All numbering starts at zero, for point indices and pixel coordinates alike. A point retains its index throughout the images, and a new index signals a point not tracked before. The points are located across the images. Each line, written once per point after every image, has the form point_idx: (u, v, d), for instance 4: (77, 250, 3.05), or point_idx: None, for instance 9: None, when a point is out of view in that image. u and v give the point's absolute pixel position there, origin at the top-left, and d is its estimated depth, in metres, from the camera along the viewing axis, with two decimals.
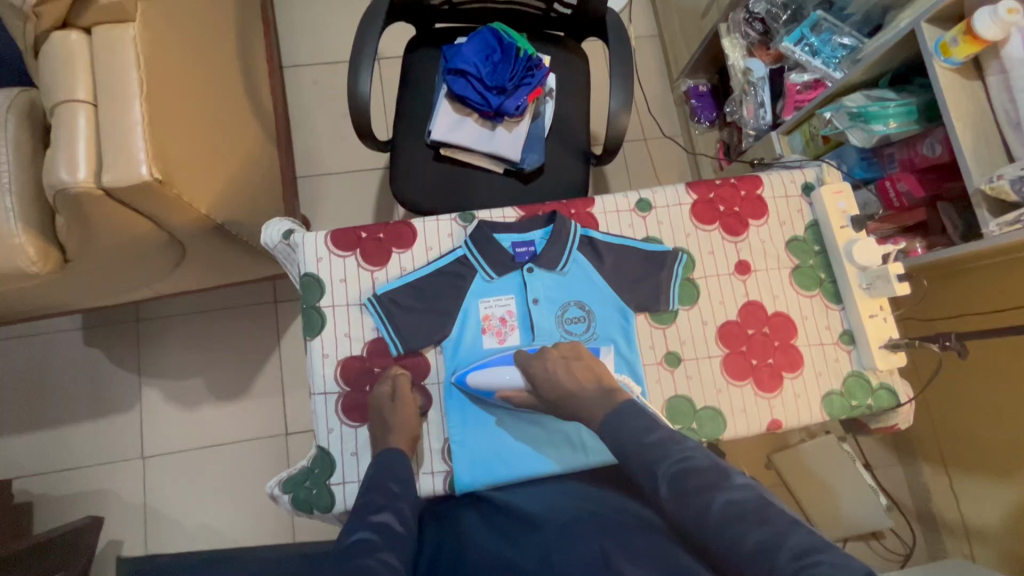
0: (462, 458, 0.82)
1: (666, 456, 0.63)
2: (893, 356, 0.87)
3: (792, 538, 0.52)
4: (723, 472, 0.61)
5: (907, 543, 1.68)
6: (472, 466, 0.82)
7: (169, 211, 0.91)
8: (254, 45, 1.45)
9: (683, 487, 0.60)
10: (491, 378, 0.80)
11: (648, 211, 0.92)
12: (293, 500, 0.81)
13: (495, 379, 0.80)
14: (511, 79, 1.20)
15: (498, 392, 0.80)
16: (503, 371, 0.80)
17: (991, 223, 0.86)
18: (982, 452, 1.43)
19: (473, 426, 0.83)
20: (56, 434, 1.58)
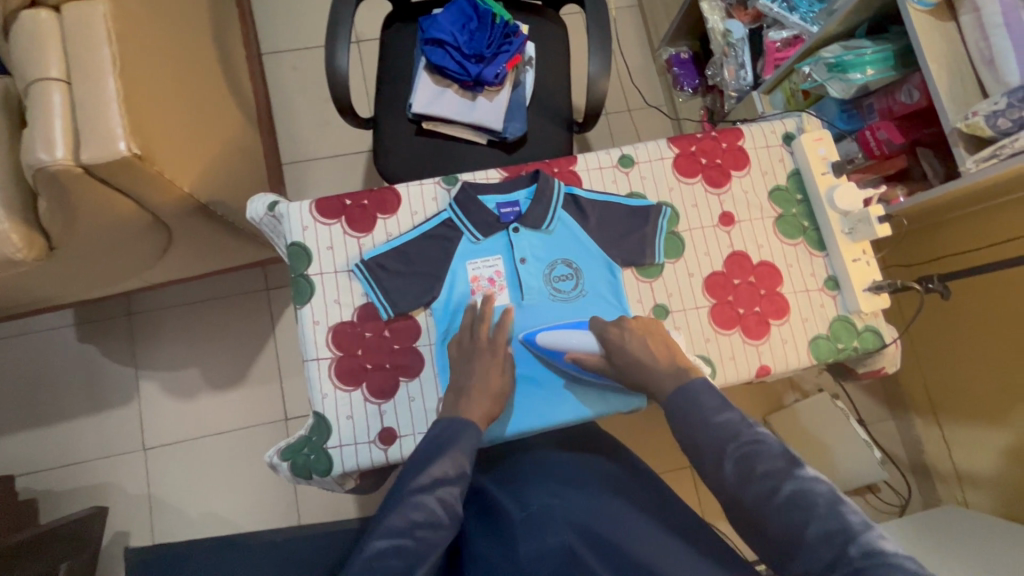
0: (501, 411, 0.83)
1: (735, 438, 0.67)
2: (877, 298, 0.88)
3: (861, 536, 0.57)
4: (793, 462, 0.64)
5: (902, 493, 1.72)
6: (504, 416, 0.83)
7: (152, 190, 0.91)
8: (229, 28, 1.43)
9: (750, 468, 0.64)
10: (561, 339, 0.82)
11: (630, 166, 0.92)
12: (292, 466, 0.81)
13: (565, 341, 0.82)
14: (489, 47, 1.19)
15: (567, 353, 0.82)
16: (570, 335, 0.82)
17: (968, 160, 0.86)
18: (971, 399, 1.46)
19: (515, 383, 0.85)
20: (56, 431, 1.59)
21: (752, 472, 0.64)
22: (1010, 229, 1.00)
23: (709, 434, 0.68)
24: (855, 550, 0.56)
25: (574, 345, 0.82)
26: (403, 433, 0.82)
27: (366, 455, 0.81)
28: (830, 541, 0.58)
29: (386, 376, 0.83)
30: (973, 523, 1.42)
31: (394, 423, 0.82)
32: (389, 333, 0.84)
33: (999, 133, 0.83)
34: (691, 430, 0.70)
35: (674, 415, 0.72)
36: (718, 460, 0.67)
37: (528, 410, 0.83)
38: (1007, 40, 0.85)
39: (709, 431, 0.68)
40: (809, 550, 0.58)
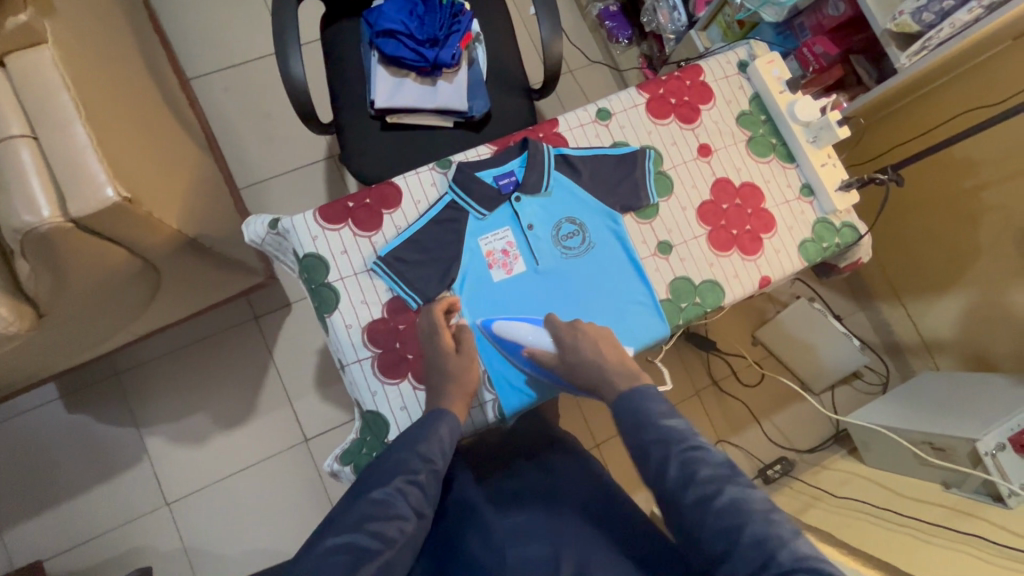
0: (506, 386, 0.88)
1: (676, 443, 0.74)
2: (849, 196, 0.97)
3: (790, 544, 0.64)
4: (731, 469, 0.72)
5: (882, 374, 1.90)
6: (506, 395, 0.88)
7: (143, 234, 0.88)
8: (157, 57, 1.36)
9: (692, 471, 0.72)
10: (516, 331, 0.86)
11: (609, 118, 0.97)
12: (356, 469, 0.86)
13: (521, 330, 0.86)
14: (441, 28, 1.20)
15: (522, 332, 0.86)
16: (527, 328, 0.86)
17: (902, 57, 0.95)
18: (927, 273, 1.65)
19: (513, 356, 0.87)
20: (68, 507, 1.53)
21: (708, 522, 0.68)
22: (975, 99, 1.10)
23: (656, 437, 0.75)
24: (784, 554, 0.63)
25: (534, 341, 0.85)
26: None
27: None
28: (760, 545, 0.65)
29: None
30: (949, 380, 1.61)
31: None
32: None
33: (924, 27, 0.91)
34: (641, 429, 0.77)
35: (620, 416, 0.80)
36: (663, 464, 0.74)
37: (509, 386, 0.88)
38: None
39: (695, 506, 0.70)
40: (741, 554, 0.65)
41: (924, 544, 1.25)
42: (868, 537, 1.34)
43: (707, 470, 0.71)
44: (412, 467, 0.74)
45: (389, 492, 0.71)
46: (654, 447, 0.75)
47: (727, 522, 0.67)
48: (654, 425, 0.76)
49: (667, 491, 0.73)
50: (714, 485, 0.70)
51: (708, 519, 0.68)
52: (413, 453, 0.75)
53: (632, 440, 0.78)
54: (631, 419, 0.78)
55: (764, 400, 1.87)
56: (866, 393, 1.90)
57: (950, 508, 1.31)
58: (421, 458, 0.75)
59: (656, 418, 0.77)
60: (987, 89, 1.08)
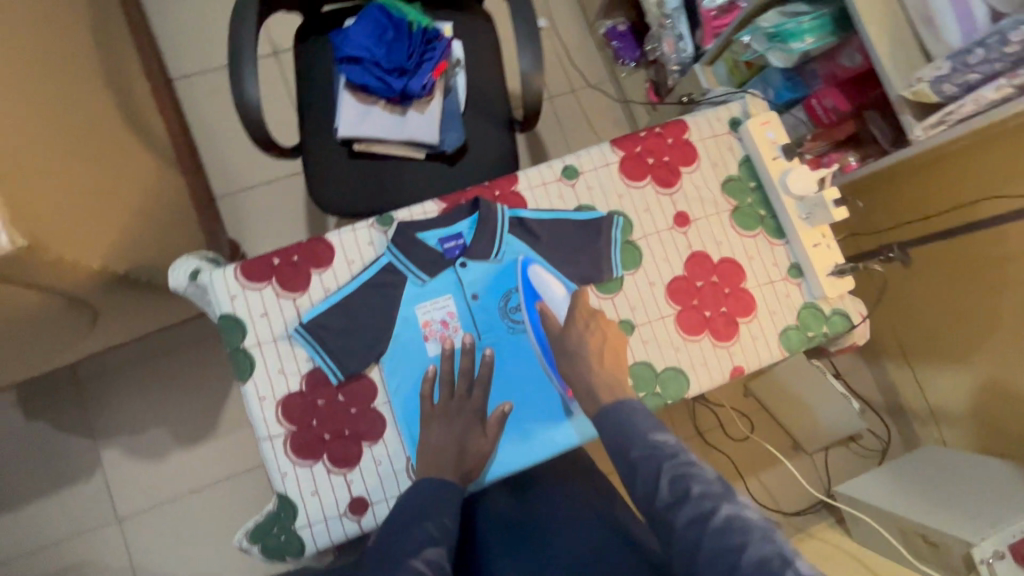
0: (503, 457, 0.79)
1: (664, 457, 0.63)
2: (841, 282, 0.86)
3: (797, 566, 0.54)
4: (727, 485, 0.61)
5: (883, 438, 1.77)
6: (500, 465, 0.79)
7: (56, 276, 0.81)
8: (124, 63, 1.30)
9: (682, 489, 0.61)
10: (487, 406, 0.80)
11: (575, 177, 0.87)
12: (264, 549, 0.77)
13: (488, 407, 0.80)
14: (410, 58, 1.10)
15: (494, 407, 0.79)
16: (559, 286, 0.80)
17: (916, 128, 0.83)
18: (941, 340, 1.51)
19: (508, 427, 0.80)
20: (19, 515, 1.50)
21: (702, 544, 0.57)
22: (988, 180, 0.99)
23: (643, 452, 0.65)
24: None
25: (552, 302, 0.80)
26: (374, 500, 0.77)
27: (338, 529, 0.76)
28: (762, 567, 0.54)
29: (347, 444, 0.77)
30: (954, 459, 1.48)
31: (363, 490, 0.77)
32: (343, 397, 0.78)
33: (944, 98, 0.79)
34: (625, 452, 0.66)
35: (604, 432, 0.70)
36: (653, 477, 0.63)
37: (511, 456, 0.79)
38: None
39: (688, 527, 0.58)
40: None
41: None
42: None
43: (702, 485, 0.60)
44: (435, 534, 0.66)
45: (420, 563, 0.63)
46: (642, 463, 0.64)
47: (724, 543, 0.56)
48: (642, 441, 0.65)
49: (658, 515, 0.61)
50: (708, 499, 0.59)
51: (702, 542, 0.57)
52: (432, 521, 0.67)
53: (619, 458, 0.66)
54: (615, 435, 0.68)
55: (753, 456, 1.76)
56: (863, 457, 1.77)
57: None
58: (441, 527, 0.67)
59: (644, 432, 0.66)
60: (1003, 170, 0.96)
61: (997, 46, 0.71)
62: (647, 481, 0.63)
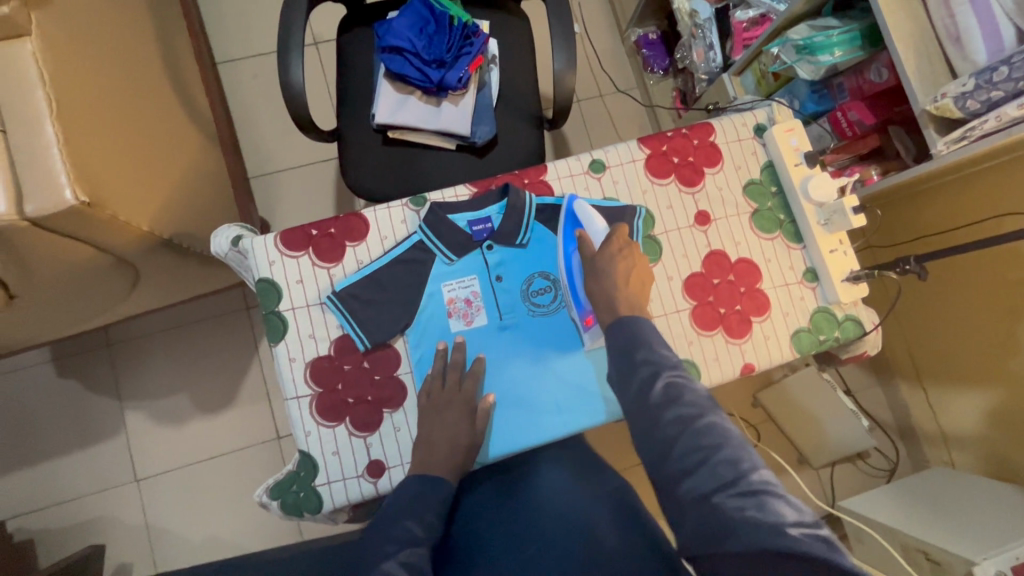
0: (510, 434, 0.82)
1: (662, 368, 0.67)
2: (855, 288, 0.88)
3: (758, 474, 0.56)
4: (711, 401, 0.64)
5: (890, 457, 1.77)
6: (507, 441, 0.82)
7: (108, 234, 0.87)
8: (176, 42, 1.36)
9: (674, 394, 0.64)
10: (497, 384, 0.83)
11: (602, 171, 0.90)
12: (283, 505, 0.81)
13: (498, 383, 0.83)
14: (449, 51, 1.15)
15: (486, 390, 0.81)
16: (598, 218, 0.83)
17: (939, 143, 0.85)
18: (954, 361, 1.52)
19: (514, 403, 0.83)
20: (45, 468, 1.57)
21: (681, 438, 0.60)
22: (1002, 201, 1.00)
23: (647, 359, 0.68)
24: (752, 474, 0.56)
25: (591, 231, 0.82)
26: (390, 465, 0.81)
27: (355, 490, 0.80)
28: (729, 464, 0.57)
29: (369, 410, 0.81)
30: (963, 481, 1.47)
31: (381, 455, 0.80)
32: (369, 364, 0.82)
33: (968, 114, 0.81)
34: (628, 363, 0.69)
35: (614, 341, 0.73)
36: (647, 381, 0.66)
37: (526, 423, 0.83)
38: (973, 17, 0.82)
39: (671, 422, 0.61)
40: (711, 469, 0.57)
41: None
42: None
43: (692, 393, 0.64)
44: (415, 536, 0.70)
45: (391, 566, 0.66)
46: (642, 366, 0.67)
47: (701, 442, 0.59)
48: (646, 349, 0.69)
49: (644, 413, 0.64)
50: (697, 406, 0.62)
51: (680, 437, 0.60)
52: (415, 522, 0.72)
53: (621, 361, 0.70)
54: (623, 345, 0.71)
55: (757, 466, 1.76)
56: (870, 475, 1.78)
57: None
58: (424, 527, 0.72)
59: (647, 346, 0.70)
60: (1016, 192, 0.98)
61: None
62: (640, 383, 0.67)
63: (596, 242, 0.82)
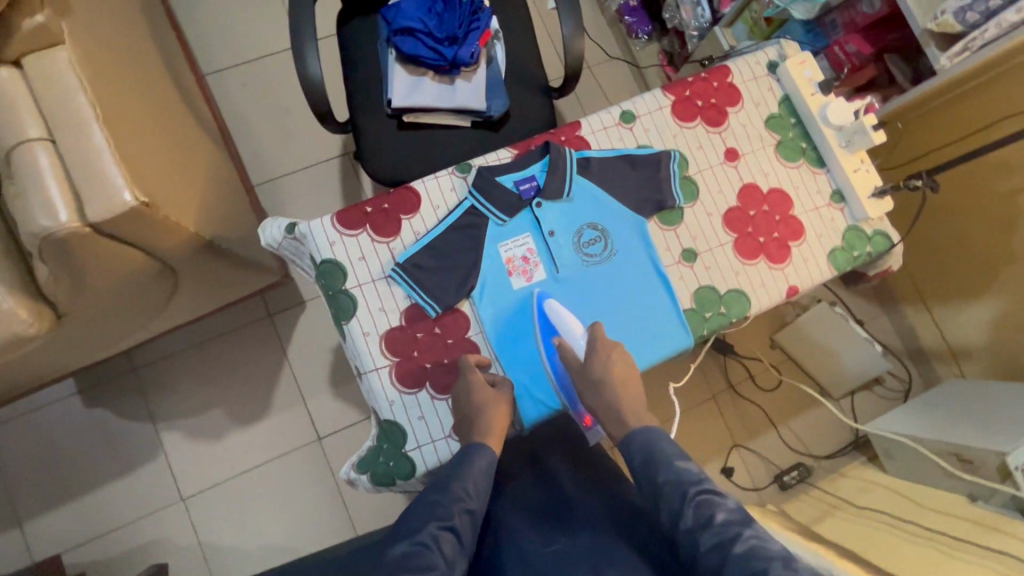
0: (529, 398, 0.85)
1: (687, 488, 0.73)
2: (882, 203, 0.94)
3: None
4: (750, 521, 0.69)
5: (905, 379, 1.86)
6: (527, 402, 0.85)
7: (160, 237, 0.87)
8: (172, 53, 1.35)
9: (705, 515, 0.70)
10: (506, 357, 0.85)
11: (633, 121, 0.94)
12: (373, 476, 0.83)
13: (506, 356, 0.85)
14: (460, 26, 1.17)
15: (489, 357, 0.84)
16: (577, 323, 0.84)
17: (942, 58, 0.91)
18: (956, 277, 1.61)
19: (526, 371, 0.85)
20: (86, 501, 1.55)
21: (728, 569, 0.65)
22: (998, 109, 1.09)
23: (669, 477, 0.74)
24: None
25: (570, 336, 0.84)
26: None
27: (443, 451, 0.83)
28: None
29: (447, 373, 0.84)
30: (977, 388, 1.57)
31: None
32: (441, 329, 0.84)
33: (967, 27, 0.87)
34: (652, 479, 0.76)
35: (630, 452, 0.80)
36: (679, 505, 0.72)
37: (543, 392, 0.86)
38: None
39: (711, 549, 0.67)
40: None
41: (942, 557, 1.23)
42: (879, 546, 1.35)
43: (725, 517, 0.69)
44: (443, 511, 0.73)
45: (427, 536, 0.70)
46: (666, 487, 0.74)
47: (749, 568, 0.63)
48: (670, 471, 0.75)
49: (684, 542, 0.70)
50: (731, 527, 0.68)
51: (726, 564, 0.65)
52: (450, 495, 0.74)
53: (645, 480, 0.77)
54: (642, 460, 0.77)
55: (783, 405, 1.83)
56: (888, 399, 1.86)
57: (972, 521, 1.28)
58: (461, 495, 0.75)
59: (669, 460, 0.76)
60: (1010, 98, 1.06)
61: None
62: (673, 503, 0.73)
63: (580, 353, 0.83)
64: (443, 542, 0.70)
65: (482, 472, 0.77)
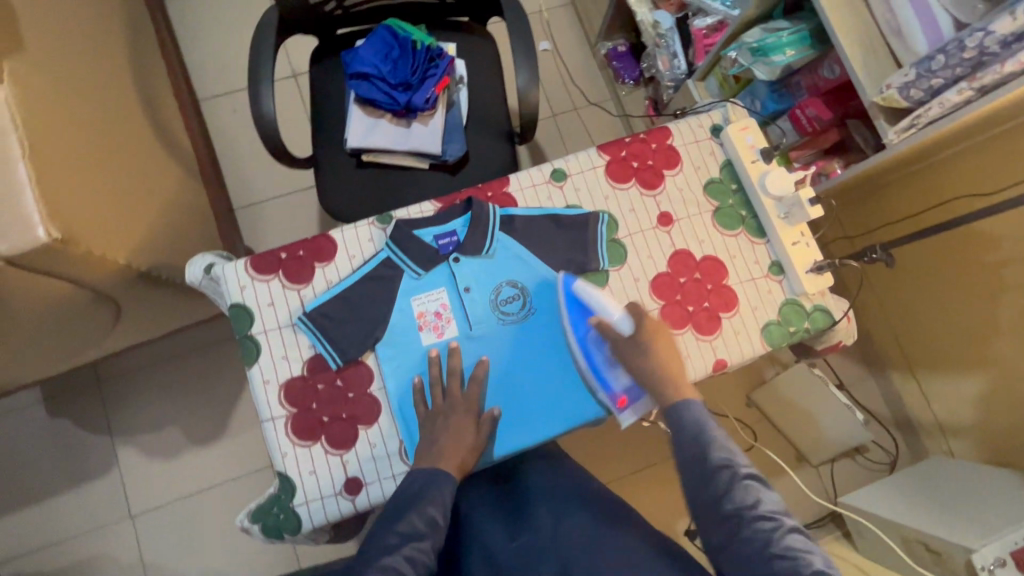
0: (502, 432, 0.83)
1: (734, 470, 0.73)
2: (820, 278, 0.89)
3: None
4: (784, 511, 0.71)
5: (891, 451, 1.74)
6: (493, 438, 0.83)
7: (82, 267, 0.89)
8: (154, 81, 1.40)
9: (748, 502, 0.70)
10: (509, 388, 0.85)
11: (563, 180, 0.92)
12: (264, 528, 0.80)
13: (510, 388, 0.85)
14: (414, 73, 1.18)
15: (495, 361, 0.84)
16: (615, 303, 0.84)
17: (889, 133, 0.88)
18: (938, 350, 1.51)
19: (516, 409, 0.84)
20: (40, 510, 1.56)
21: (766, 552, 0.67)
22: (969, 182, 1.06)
23: (716, 458, 0.74)
24: None
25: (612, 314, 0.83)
26: (368, 481, 0.81)
27: (333, 508, 0.80)
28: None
29: (344, 426, 0.82)
30: (961, 471, 1.45)
31: (358, 471, 0.81)
32: (342, 381, 0.83)
33: (913, 103, 0.84)
34: (693, 460, 0.75)
35: (674, 426, 0.78)
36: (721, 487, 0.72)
37: (513, 428, 0.83)
38: (910, 10, 0.85)
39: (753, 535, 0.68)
40: None
41: None
42: None
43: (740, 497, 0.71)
44: (417, 530, 0.74)
45: (397, 562, 0.72)
46: (719, 469, 0.73)
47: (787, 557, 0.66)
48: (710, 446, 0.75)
49: (721, 514, 0.71)
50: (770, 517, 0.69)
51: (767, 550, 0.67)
52: (417, 515, 0.75)
53: (690, 459, 0.75)
54: (689, 436, 0.76)
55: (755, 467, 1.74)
56: (870, 469, 1.75)
57: None
58: (427, 520, 0.75)
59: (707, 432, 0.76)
60: (984, 174, 1.03)
61: (956, 52, 0.76)
62: (717, 484, 0.72)
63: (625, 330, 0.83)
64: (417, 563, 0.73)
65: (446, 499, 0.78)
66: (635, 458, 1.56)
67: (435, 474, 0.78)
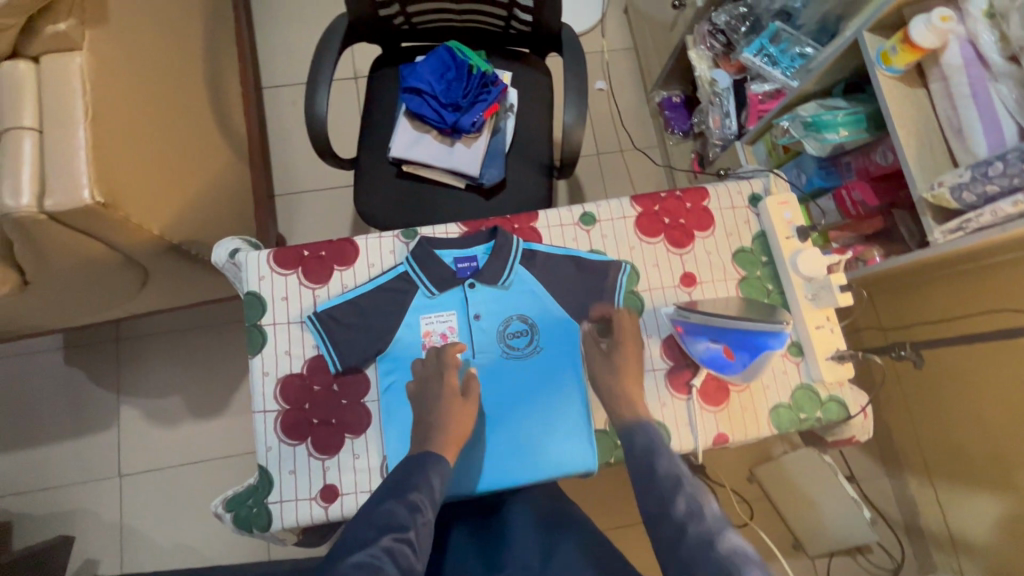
0: (483, 470, 0.81)
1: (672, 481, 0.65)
2: (840, 368, 0.85)
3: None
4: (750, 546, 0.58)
5: (894, 555, 1.65)
6: (474, 473, 0.81)
7: (118, 232, 0.93)
8: (223, 65, 1.47)
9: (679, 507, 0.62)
10: (496, 424, 0.83)
11: (592, 225, 0.92)
12: (234, 518, 0.80)
13: (497, 424, 0.83)
14: (466, 96, 1.21)
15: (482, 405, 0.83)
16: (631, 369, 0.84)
17: (935, 231, 0.84)
18: (961, 459, 1.41)
19: (502, 447, 0.82)
20: (37, 453, 1.61)
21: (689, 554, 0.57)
22: (1010, 296, 1.01)
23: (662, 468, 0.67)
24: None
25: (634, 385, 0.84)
26: (345, 491, 0.80)
27: (306, 512, 0.79)
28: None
29: (331, 432, 0.82)
30: None
31: (337, 480, 0.80)
32: (338, 387, 0.83)
33: (964, 205, 0.81)
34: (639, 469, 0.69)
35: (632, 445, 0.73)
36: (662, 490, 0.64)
37: (481, 462, 0.82)
38: (974, 111, 0.84)
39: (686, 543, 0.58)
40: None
41: None
42: None
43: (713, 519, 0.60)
44: (400, 515, 0.63)
45: (375, 551, 0.58)
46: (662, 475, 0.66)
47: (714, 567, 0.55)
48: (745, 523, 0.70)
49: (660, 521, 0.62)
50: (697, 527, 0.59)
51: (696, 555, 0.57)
52: (399, 503, 0.65)
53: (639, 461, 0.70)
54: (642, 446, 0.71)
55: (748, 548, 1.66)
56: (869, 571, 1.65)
57: None
58: (409, 505, 0.65)
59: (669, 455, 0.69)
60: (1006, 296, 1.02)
61: (1016, 161, 0.74)
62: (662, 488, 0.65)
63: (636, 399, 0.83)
64: (398, 553, 0.59)
65: (434, 489, 0.69)
66: (623, 514, 1.51)
67: (425, 457, 0.72)
